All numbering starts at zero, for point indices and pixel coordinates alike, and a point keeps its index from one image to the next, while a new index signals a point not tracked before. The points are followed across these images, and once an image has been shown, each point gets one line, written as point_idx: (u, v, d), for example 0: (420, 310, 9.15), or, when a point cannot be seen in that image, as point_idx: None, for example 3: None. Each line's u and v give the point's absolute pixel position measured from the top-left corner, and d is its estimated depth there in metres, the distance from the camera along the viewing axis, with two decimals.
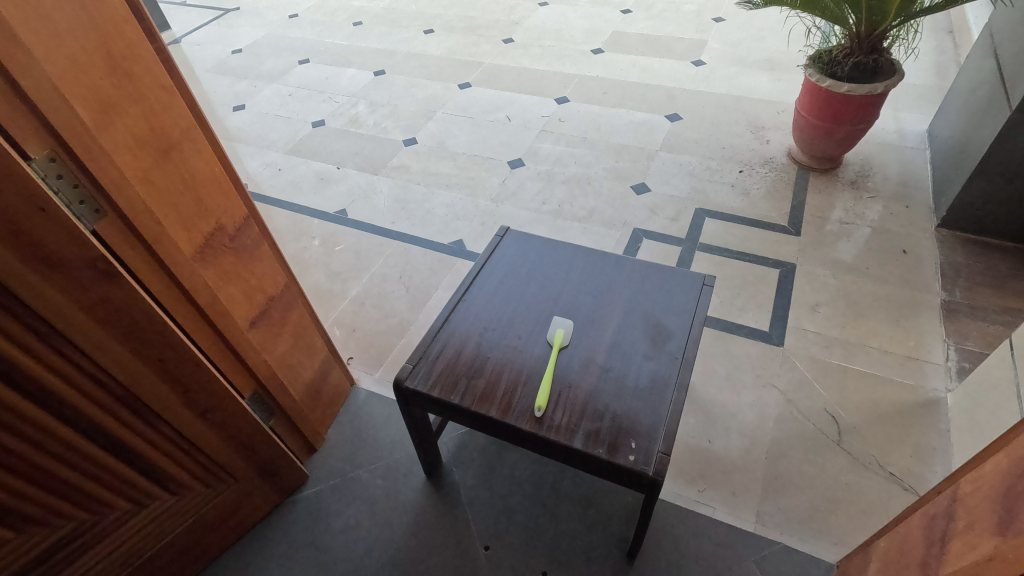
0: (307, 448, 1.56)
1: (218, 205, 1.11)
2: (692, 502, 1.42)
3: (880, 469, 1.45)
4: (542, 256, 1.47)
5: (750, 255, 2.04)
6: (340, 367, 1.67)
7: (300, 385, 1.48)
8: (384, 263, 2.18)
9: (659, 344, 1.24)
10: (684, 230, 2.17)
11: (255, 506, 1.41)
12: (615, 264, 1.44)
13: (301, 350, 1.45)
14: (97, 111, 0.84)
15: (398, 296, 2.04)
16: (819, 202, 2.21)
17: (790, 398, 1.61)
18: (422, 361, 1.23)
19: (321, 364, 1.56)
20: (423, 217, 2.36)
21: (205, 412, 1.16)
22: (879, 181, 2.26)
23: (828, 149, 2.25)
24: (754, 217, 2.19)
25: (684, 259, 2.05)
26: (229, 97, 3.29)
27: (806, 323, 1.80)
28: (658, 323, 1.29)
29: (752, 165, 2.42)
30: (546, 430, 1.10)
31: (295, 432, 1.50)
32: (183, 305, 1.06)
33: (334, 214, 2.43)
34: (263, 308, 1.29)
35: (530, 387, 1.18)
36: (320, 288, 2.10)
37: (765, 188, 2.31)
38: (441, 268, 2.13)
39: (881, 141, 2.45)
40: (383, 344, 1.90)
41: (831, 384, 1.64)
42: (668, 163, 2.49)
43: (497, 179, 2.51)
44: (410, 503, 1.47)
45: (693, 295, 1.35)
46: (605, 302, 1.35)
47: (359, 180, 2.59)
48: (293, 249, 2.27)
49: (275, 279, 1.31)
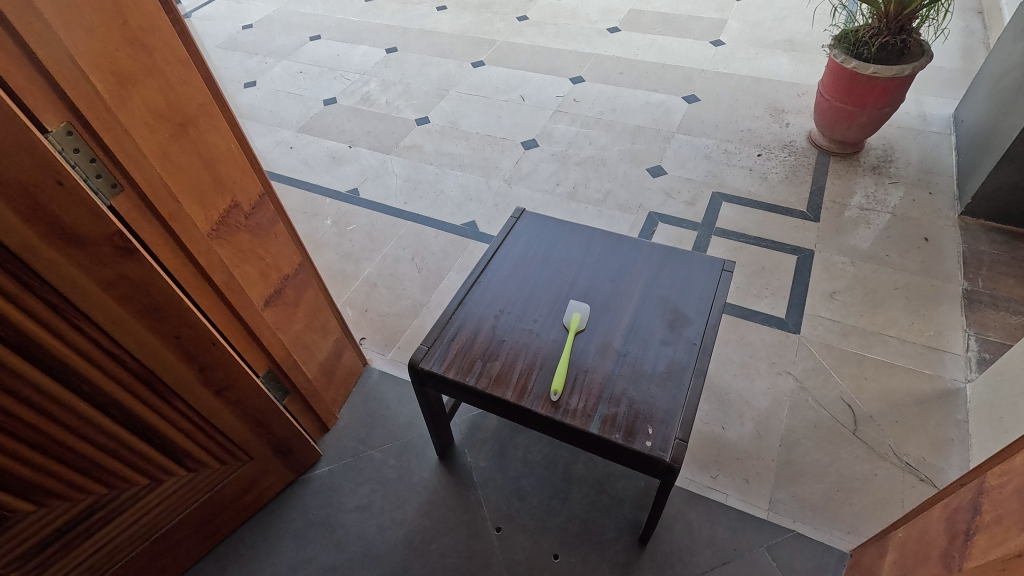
0: (320, 427, 1.57)
1: (236, 180, 1.09)
2: (705, 488, 1.42)
3: (896, 458, 1.44)
4: (558, 239, 1.46)
5: (767, 240, 2.01)
6: (354, 347, 1.67)
7: (314, 365, 1.48)
8: (396, 244, 2.17)
9: (675, 328, 1.23)
10: (700, 215, 2.13)
11: (270, 482, 1.43)
12: (633, 247, 1.42)
13: (315, 330, 1.45)
14: (114, 83, 0.83)
15: (411, 278, 2.04)
16: (838, 187, 2.17)
17: (805, 386, 1.60)
18: (437, 342, 1.23)
19: (334, 344, 1.55)
20: (436, 198, 2.35)
21: (222, 389, 1.16)
22: (902, 166, 2.21)
23: (850, 134, 2.19)
24: (771, 202, 2.14)
25: (700, 244, 2.02)
26: (240, 73, 3.27)
27: (823, 310, 1.78)
28: (676, 309, 1.27)
29: (771, 149, 2.35)
30: (563, 414, 1.09)
31: (308, 412, 1.50)
32: (199, 284, 1.05)
33: (347, 193, 2.42)
34: (278, 287, 1.28)
35: (544, 370, 1.17)
36: (333, 269, 2.10)
37: (784, 172, 2.25)
38: (453, 250, 2.12)
39: (904, 125, 2.39)
40: (396, 325, 1.90)
41: (848, 373, 1.62)
42: (685, 145, 2.43)
43: (511, 160, 2.48)
44: (422, 484, 1.48)
45: (712, 281, 1.32)
46: (623, 285, 1.33)
47: (372, 159, 2.57)
48: (306, 228, 2.27)
49: (290, 259, 1.29)
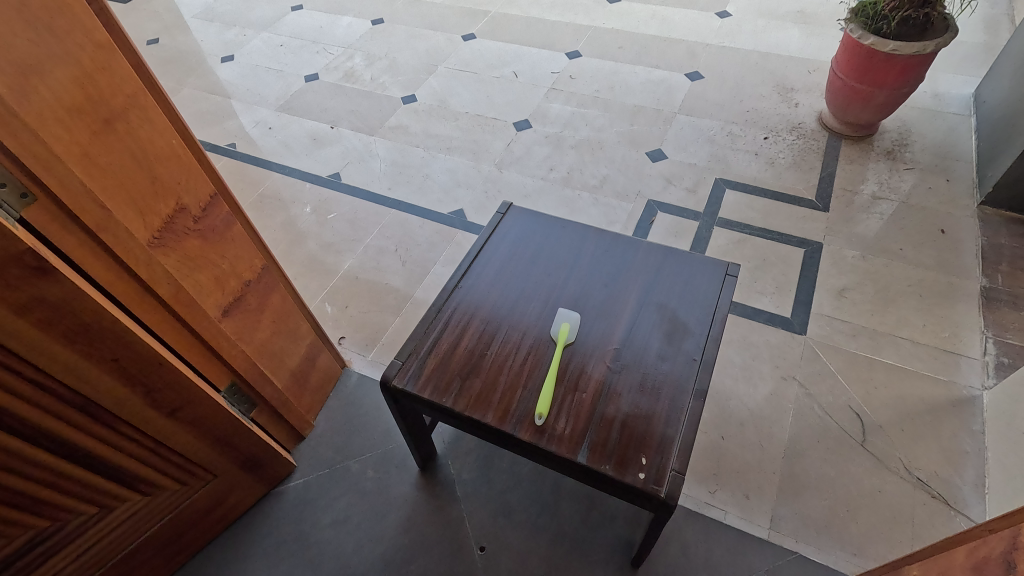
0: (294, 436, 1.48)
1: (180, 180, 0.97)
2: (702, 504, 1.34)
3: (907, 473, 1.35)
4: (547, 238, 1.34)
5: (773, 232, 1.88)
6: (331, 349, 1.56)
7: (284, 372, 1.38)
8: (379, 234, 2.04)
9: (673, 340, 1.12)
10: (702, 203, 2.00)
11: (239, 497, 1.35)
12: (629, 247, 1.30)
13: (284, 336, 1.34)
14: (14, 76, 0.70)
15: (394, 272, 1.92)
16: (850, 173, 2.03)
17: (811, 392, 1.50)
18: (412, 356, 1.12)
19: (307, 349, 1.45)
20: (422, 183, 2.21)
21: (174, 410, 1.06)
22: (918, 150, 2.07)
23: (864, 116, 2.05)
24: (778, 190, 2.01)
25: (701, 236, 1.90)
26: (218, 47, 3.08)
27: (831, 309, 1.67)
28: (675, 317, 1.16)
29: (778, 131, 2.21)
30: (548, 440, 0.99)
31: (279, 422, 1.41)
32: (141, 298, 0.94)
33: (328, 178, 2.28)
34: (238, 294, 1.17)
35: (529, 389, 1.06)
36: (312, 261, 1.99)
37: (792, 156, 2.11)
38: (439, 241, 2.00)
39: (921, 105, 2.23)
40: (377, 323, 1.79)
41: (857, 378, 1.51)
42: (687, 126, 2.28)
43: (502, 143, 2.33)
44: (402, 499, 1.40)
45: (714, 285, 1.21)
46: (617, 290, 1.22)
47: (355, 141, 2.42)
48: (284, 217, 2.15)
49: (251, 263, 1.18)
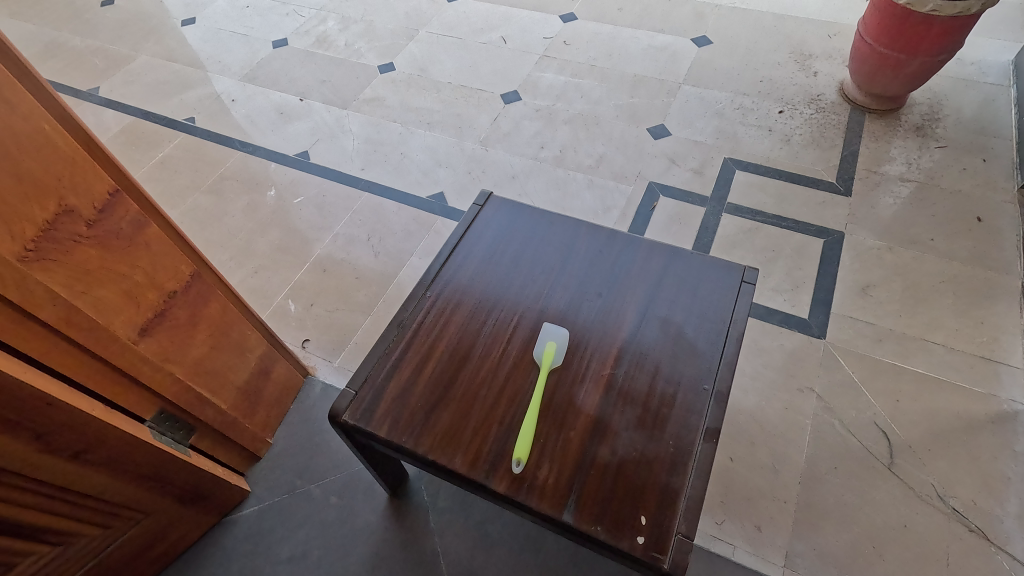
0: (247, 457, 1.31)
1: (59, 175, 0.77)
2: (707, 538, 1.18)
3: (940, 501, 1.19)
4: (532, 234, 1.14)
5: (787, 220, 1.69)
6: (288, 357, 1.38)
7: (230, 390, 1.20)
8: (350, 221, 1.84)
9: (678, 363, 0.94)
10: (709, 186, 1.80)
11: (183, 531, 1.19)
12: (628, 246, 1.10)
13: (227, 350, 1.16)
14: None
15: (365, 265, 1.73)
16: (875, 152, 1.82)
17: (831, 406, 1.33)
18: (368, 384, 0.94)
19: (258, 360, 1.27)
20: (399, 164, 2.00)
21: (80, 452, 0.88)
22: (951, 125, 1.85)
23: (893, 88, 1.82)
24: (794, 171, 1.80)
25: (707, 223, 1.70)
26: (179, 8, 2.81)
27: (853, 309, 1.48)
28: (682, 335, 0.97)
29: (795, 104, 1.98)
30: (527, 494, 0.82)
31: (228, 444, 1.24)
32: (18, 326, 0.75)
33: (295, 157, 2.06)
34: (161, 309, 0.97)
35: (505, 426, 0.89)
36: (275, 252, 1.79)
37: (809, 133, 1.89)
38: (417, 229, 1.80)
39: (954, 74, 2.00)
40: (345, 323, 1.60)
41: (883, 390, 1.34)
42: (693, 98, 2.06)
43: (488, 117, 2.10)
44: (369, 530, 1.24)
45: (729, 295, 1.02)
46: (613, 300, 1.03)
47: (326, 115, 2.19)
48: (246, 201, 1.94)
49: (175, 270, 0.98)
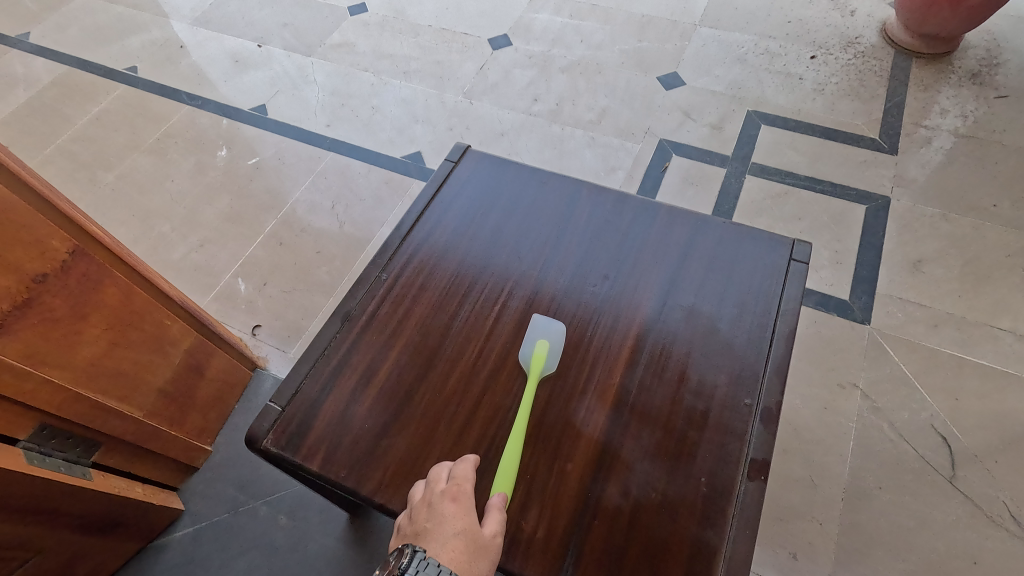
0: (179, 468, 1.10)
1: None
2: None
3: (1014, 524, 0.98)
4: (518, 198, 0.89)
5: (822, 183, 1.44)
6: (228, 348, 1.15)
7: (148, 394, 0.97)
8: (313, 186, 1.59)
9: (711, 370, 0.70)
10: (729, 144, 1.54)
11: (97, 562, 0.97)
12: (641, 213, 0.86)
13: (137, 346, 0.92)
14: None
15: (328, 237, 1.48)
16: (924, 102, 1.55)
17: (880, 405, 1.11)
18: (299, 398, 0.71)
19: (187, 356, 1.03)
20: (369, 119, 1.73)
21: None
22: (1013, 71, 1.58)
23: (948, 26, 1.55)
24: (829, 125, 1.54)
25: (728, 187, 1.46)
26: None
27: (902, 288, 1.25)
28: (715, 332, 0.74)
29: (829, 48, 1.71)
30: (508, 554, 0.60)
31: (149, 457, 1.02)
32: None
33: (251, 112, 1.79)
34: (25, 299, 0.73)
35: (480, 457, 0.66)
36: (225, 221, 1.54)
37: (846, 82, 1.63)
38: (389, 195, 1.55)
39: (1014, 12, 1.72)
40: (303, 306, 1.37)
41: (941, 387, 1.12)
42: (711, 42, 1.77)
43: (473, 65, 1.82)
44: (324, 558, 1.03)
45: (775, 278, 0.78)
46: (623, 284, 0.79)
47: (287, 64, 1.91)
48: (193, 162, 1.67)
49: (41, 245, 0.73)
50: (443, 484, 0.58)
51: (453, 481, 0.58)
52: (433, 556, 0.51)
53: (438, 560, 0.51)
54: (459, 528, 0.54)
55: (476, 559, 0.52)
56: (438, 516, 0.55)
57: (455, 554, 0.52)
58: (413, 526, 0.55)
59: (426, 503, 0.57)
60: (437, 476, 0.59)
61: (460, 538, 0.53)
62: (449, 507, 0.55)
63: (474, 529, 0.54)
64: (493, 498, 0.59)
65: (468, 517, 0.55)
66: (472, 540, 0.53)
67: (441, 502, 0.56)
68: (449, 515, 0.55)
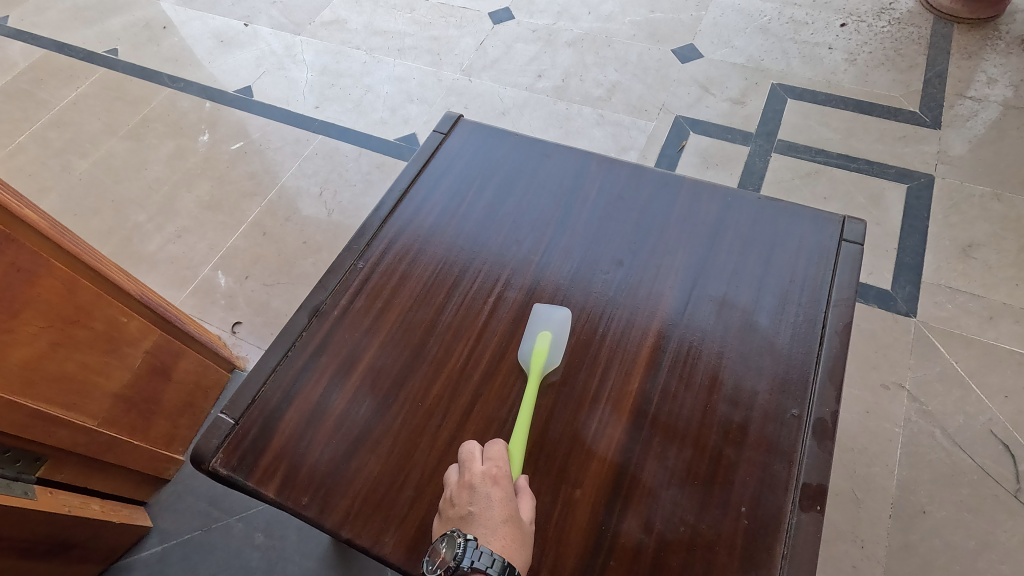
0: (145, 481, 0.99)
1: None
2: None
3: None
4: (516, 174, 0.77)
5: (857, 161, 1.30)
6: (202, 348, 1.04)
7: (103, 402, 0.86)
8: (299, 171, 1.47)
9: (749, 375, 0.58)
10: (753, 120, 1.41)
11: None
12: (661, 189, 0.73)
13: (84, 349, 0.81)
14: None
15: (315, 226, 1.37)
16: (968, 71, 1.41)
17: (930, 409, 0.98)
18: (254, 409, 0.60)
19: (151, 359, 0.92)
20: (361, 99, 1.61)
21: None
22: None
23: None
24: (864, 99, 1.40)
25: (752, 167, 1.33)
26: None
27: (951, 277, 1.12)
28: (752, 328, 0.61)
29: (860, 15, 1.56)
30: None
31: (106, 470, 0.91)
32: None
33: (235, 94, 1.67)
34: None
35: None
36: (207, 210, 1.43)
37: (880, 51, 1.48)
38: (380, 180, 1.43)
39: None
40: (288, 301, 1.25)
41: (1002, 389, 0.99)
42: (730, 11, 1.63)
43: (471, 40, 1.70)
44: None
45: (823, 263, 0.65)
46: (641, 272, 0.66)
47: (275, 43, 1.79)
48: (172, 148, 1.56)
49: None
50: (481, 464, 0.50)
51: (491, 460, 0.51)
52: (484, 546, 0.45)
53: (492, 549, 0.44)
54: (507, 514, 0.47)
55: (524, 550, 0.46)
56: (482, 501, 0.48)
57: (507, 544, 0.45)
58: (456, 510, 0.48)
59: (466, 486, 0.49)
60: (471, 455, 0.51)
61: (509, 527, 0.46)
62: (492, 491, 0.48)
63: (519, 513, 0.48)
64: (521, 477, 0.51)
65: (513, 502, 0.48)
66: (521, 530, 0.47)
67: (485, 485, 0.49)
68: (495, 499, 0.48)
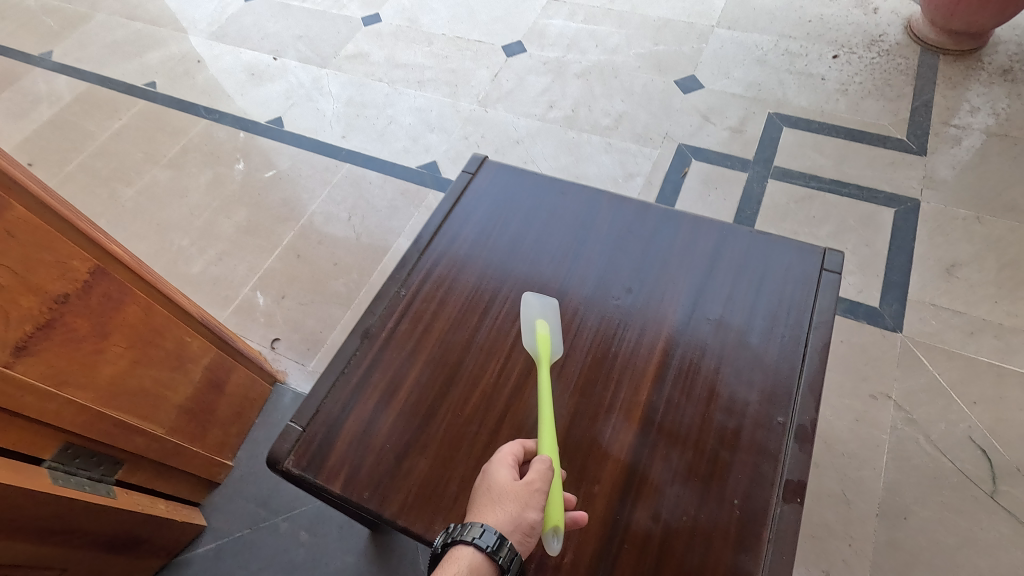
0: (201, 484, 1.09)
1: None
2: None
3: None
4: (537, 209, 0.87)
5: (849, 186, 1.40)
6: (250, 363, 1.16)
7: (170, 412, 0.97)
8: (329, 197, 1.59)
9: (742, 387, 0.68)
10: (752, 147, 1.51)
11: None
12: (665, 223, 0.83)
13: (157, 365, 0.92)
14: None
15: (345, 249, 1.48)
16: (953, 100, 1.50)
17: (915, 417, 1.07)
18: (319, 418, 0.70)
19: (208, 372, 1.03)
20: (385, 128, 1.73)
21: None
22: None
23: (978, 20, 1.49)
24: (855, 127, 1.50)
25: (751, 191, 1.43)
26: None
27: (936, 294, 1.21)
28: (744, 346, 0.71)
29: (852, 47, 1.66)
30: None
31: (171, 473, 1.01)
32: None
33: (267, 124, 1.79)
34: (45, 321, 0.73)
35: None
36: (244, 234, 1.54)
37: (871, 81, 1.58)
38: (404, 205, 1.54)
39: None
40: (322, 319, 1.36)
41: (982, 398, 1.08)
42: (729, 43, 1.74)
43: (487, 72, 1.81)
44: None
45: (806, 289, 0.75)
46: (648, 297, 0.77)
47: (303, 75, 1.91)
48: (210, 176, 1.68)
49: (63, 267, 0.73)
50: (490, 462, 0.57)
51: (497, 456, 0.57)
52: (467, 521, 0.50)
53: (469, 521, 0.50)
54: (486, 488, 0.52)
55: (501, 510, 0.50)
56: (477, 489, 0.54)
57: (483, 512, 0.50)
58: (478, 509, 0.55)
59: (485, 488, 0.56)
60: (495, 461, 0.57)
61: (485, 497, 0.52)
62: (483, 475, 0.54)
63: (497, 480, 0.53)
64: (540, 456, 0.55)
65: (498, 474, 0.53)
66: (494, 493, 0.51)
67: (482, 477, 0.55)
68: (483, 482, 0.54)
